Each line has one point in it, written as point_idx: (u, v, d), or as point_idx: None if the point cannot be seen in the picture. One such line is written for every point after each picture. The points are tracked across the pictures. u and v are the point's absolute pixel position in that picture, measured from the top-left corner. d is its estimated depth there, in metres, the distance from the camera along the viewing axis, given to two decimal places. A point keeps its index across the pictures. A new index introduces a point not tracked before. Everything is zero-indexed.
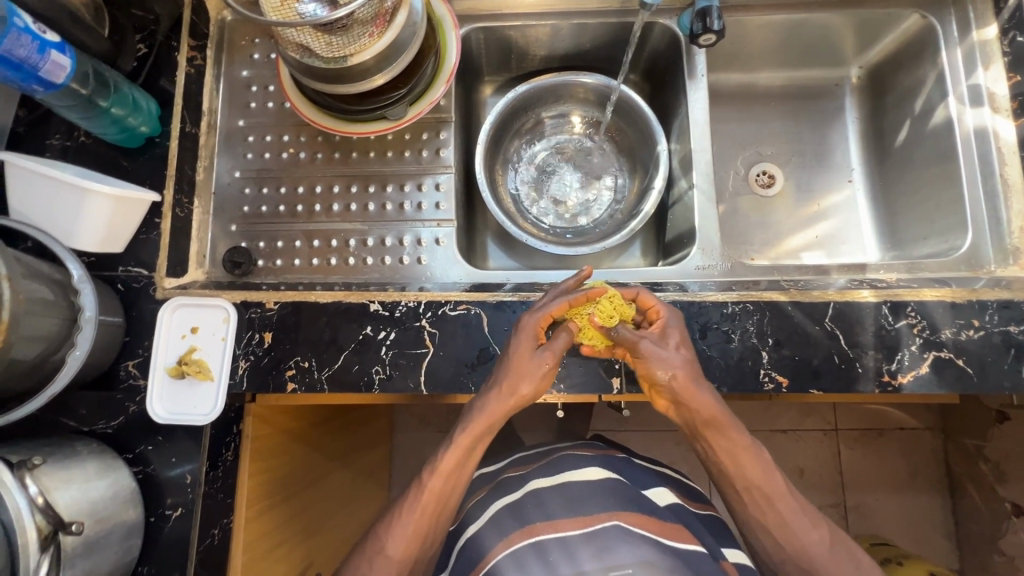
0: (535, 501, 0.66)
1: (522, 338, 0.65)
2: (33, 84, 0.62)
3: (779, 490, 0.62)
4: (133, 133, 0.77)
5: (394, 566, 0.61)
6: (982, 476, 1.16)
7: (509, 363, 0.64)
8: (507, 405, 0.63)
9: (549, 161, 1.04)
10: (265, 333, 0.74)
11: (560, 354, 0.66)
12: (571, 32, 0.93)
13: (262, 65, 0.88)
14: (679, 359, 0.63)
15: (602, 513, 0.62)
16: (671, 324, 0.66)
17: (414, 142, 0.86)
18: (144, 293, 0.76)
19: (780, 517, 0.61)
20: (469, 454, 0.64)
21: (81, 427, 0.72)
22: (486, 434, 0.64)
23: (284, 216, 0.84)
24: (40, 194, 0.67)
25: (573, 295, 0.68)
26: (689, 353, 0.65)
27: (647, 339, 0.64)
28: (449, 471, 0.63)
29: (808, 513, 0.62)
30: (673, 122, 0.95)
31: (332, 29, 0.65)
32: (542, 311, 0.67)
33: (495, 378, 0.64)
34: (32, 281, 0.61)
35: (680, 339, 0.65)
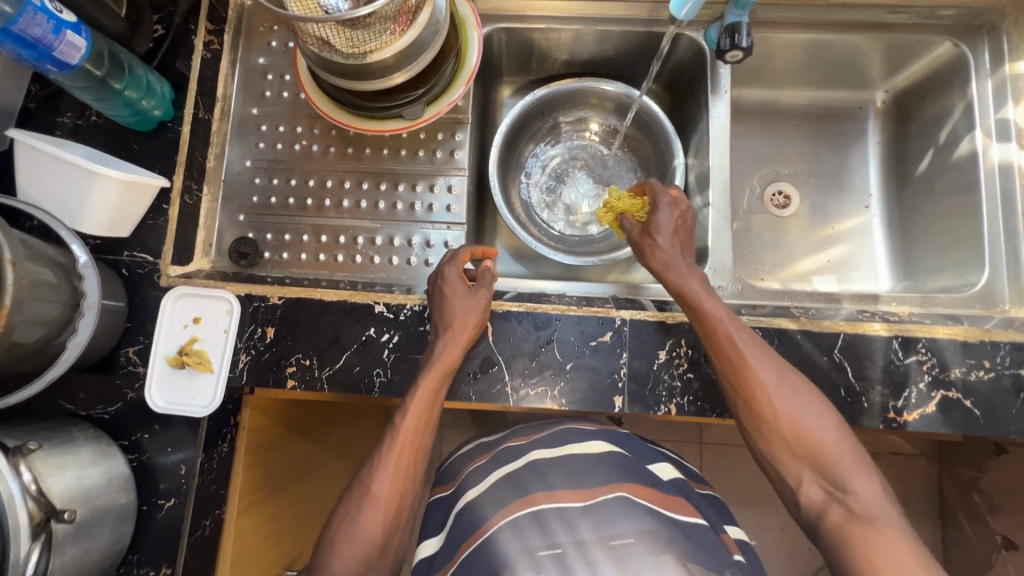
0: (535, 472, 0.63)
1: (449, 282, 0.71)
2: (46, 64, 0.61)
3: (738, 341, 0.64)
4: (146, 116, 0.76)
5: (383, 505, 0.61)
6: (975, 506, 1.16)
7: (447, 306, 0.70)
8: (462, 340, 0.69)
9: (563, 166, 1.03)
10: (268, 328, 0.73)
11: (491, 286, 0.72)
12: (595, 38, 0.91)
13: (279, 54, 0.87)
14: (664, 241, 0.71)
15: (605, 485, 0.60)
16: (663, 212, 0.73)
17: (429, 141, 0.85)
18: (148, 279, 0.75)
19: (741, 366, 0.64)
20: (436, 390, 0.67)
21: (79, 411, 0.72)
22: (448, 374, 0.68)
23: (293, 208, 0.84)
24: (48, 174, 0.66)
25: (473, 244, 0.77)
26: (677, 231, 0.73)
27: (637, 228, 0.75)
28: (419, 410, 0.65)
29: (768, 364, 0.64)
30: (692, 135, 0.94)
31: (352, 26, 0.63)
32: (456, 255, 0.74)
33: (443, 319, 0.69)
34: (35, 265, 0.60)
35: (671, 220, 0.72)
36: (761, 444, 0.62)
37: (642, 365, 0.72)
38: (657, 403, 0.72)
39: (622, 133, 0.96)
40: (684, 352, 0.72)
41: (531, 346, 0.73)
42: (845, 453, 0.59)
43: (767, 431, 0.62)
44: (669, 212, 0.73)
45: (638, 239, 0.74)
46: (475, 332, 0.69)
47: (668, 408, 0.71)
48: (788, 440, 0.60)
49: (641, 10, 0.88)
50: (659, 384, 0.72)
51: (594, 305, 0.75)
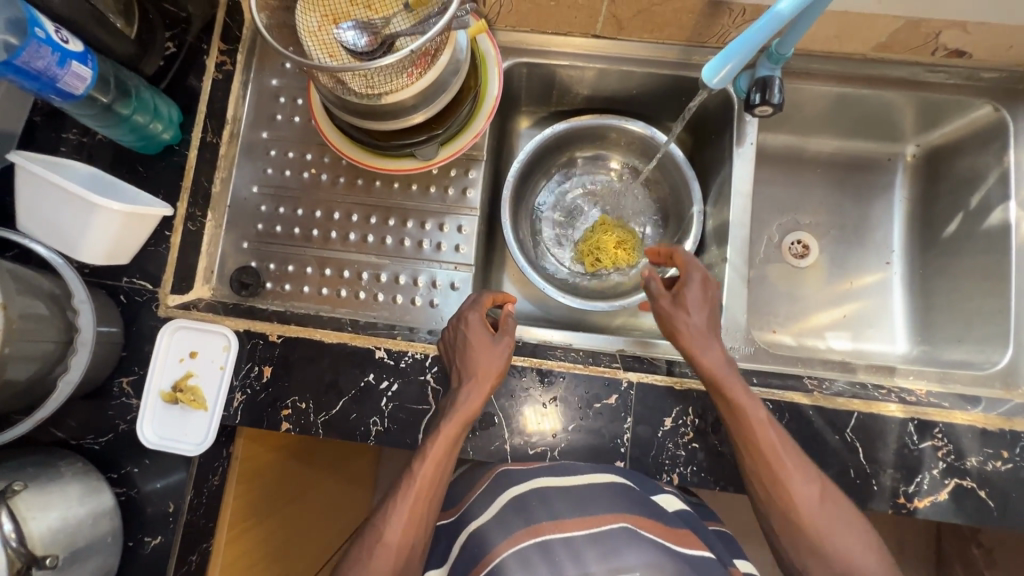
0: (539, 497, 0.62)
1: (472, 329, 0.69)
2: (49, 93, 0.59)
3: (774, 441, 0.63)
4: (153, 140, 0.74)
5: (394, 556, 0.59)
6: (973, 560, 1.07)
7: (470, 354, 0.67)
8: (482, 391, 0.66)
9: (578, 203, 1.00)
10: (265, 367, 0.72)
11: (513, 335, 0.71)
12: (618, 78, 0.88)
13: (293, 77, 0.85)
14: (696, 321, 0.68)
15: (610, 514, 0.59)
16: (693, 286, 0.70)
17: (442, 178, 0.83)
18: (146, 308, 0.73)
19: (777, 469, 0.62)
20: (455, 440, 0.65)
21: (69, 439, 0.71)
22: (467, 425, 0.66)
23: (298, 238, 0.82)
24: (47, 203, 0.65)
25: (493, 290, 0.75)
26: (709, 309, 0.70)
27: (666, 298, 0.71)
28: (437, 458, 0.63)
29: (802, 468, 0.62)
30: (713, 182, 0.91)
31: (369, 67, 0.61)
32: (481, 303, 0.72)
33: (467, 367, 0.67)
34: (27, 298, 0.58)
35: (702, 298, 0.69)
36: (787, 546, 0.61)
37: (645, 431, 0.70)
38: (659, 471, 0.69)
39: (642, 175, 0.94)
40: (690, 421, 0.70)
41: (533, 403, 0.71)
42: (873, 565, 0.59)
43: (796, 537, 0.61)
44: (702, 289, 0.70)
45: (664, 308, 0.71)
46: (497, 380, 0.67)
47: (671, 477, 0.69)
48: (822, 548, 0.59)
49: (670, 53, 0.84)
50: (662, 452, 0.70)
51: (600, 363, 0.73)
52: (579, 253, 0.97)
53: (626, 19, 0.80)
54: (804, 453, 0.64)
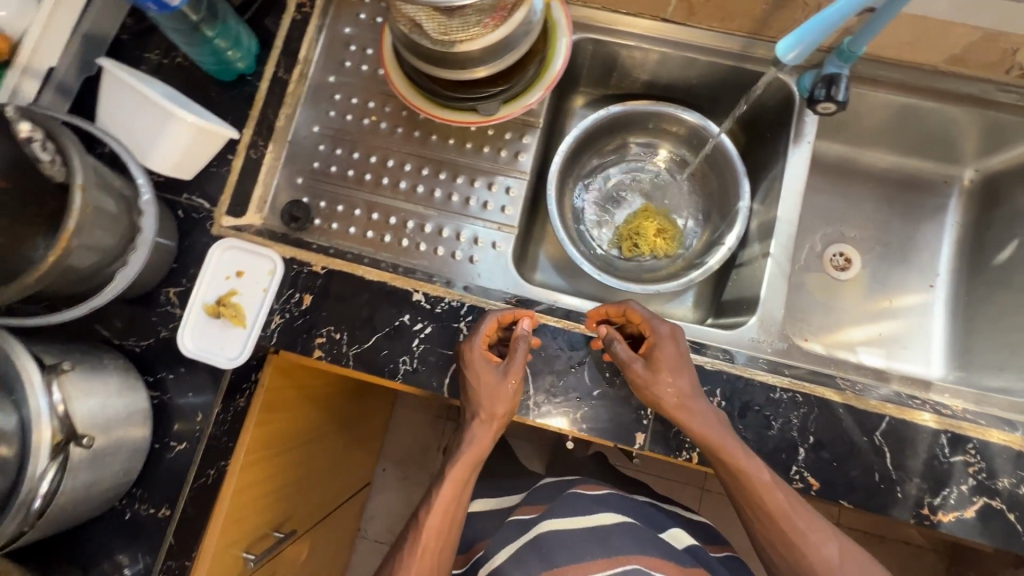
0: (557, 539, 0.71)
1: (478, 370, 0.67)
2: (148, 2, 0.63)
3: (783, 503, 0.62)
4: (228, 67, 0.77)
5: None
6: None
7: (477, 395, 0.67)
8: (492, 428, 0.68)
9: (622, 187, 1.01)
10: (306, 295, 0.74)
11: (520, 366, 0.68)
12: (680, 64, 0.89)
13: (365, 27, 0.88)
14: (676, 385, 0.65)
15: (621, 555, 0.69)
16: (663, 345, 0.67)
17: (496, 139, 0.85)
18: (201, 225, 0.76)
19: (789, 532, 0.61)
20: (466, 481, 0.67)
21: (113, 339, 0.74)
22: (475, 464, 0.68)
23: (351, 180, 0.84)
24: (127, 109, 0.69)
25: (499, 310, 0.70)
26: (685, 367, 0.67)
27: (641, 362, 0.66)
28: (444, 508, 0.65)
29: (817, 528, 0.61)
30: (763, 179, 0.90)
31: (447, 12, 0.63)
32: (480, 335, 0.68)
33: (473, 410, 0.68)
34: (103, 186, 0.61)
35: (676, 356, 0.67)
36: None
37: None
38: (679, 448, 0.69)
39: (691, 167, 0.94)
40: (716, 403, 0.69)
41: (560, 365, 0.72)
42: None
43: None
44: (672, 346, 0.68)
45: (639, 375, 0.66)
46: (505, 418, 0.68)
47: (690, 456, 0.69)
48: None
49: (735, 44, 0.85)
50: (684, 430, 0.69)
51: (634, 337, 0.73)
52: (618, 237, 0.99)
53: (698, 4, 0.80)
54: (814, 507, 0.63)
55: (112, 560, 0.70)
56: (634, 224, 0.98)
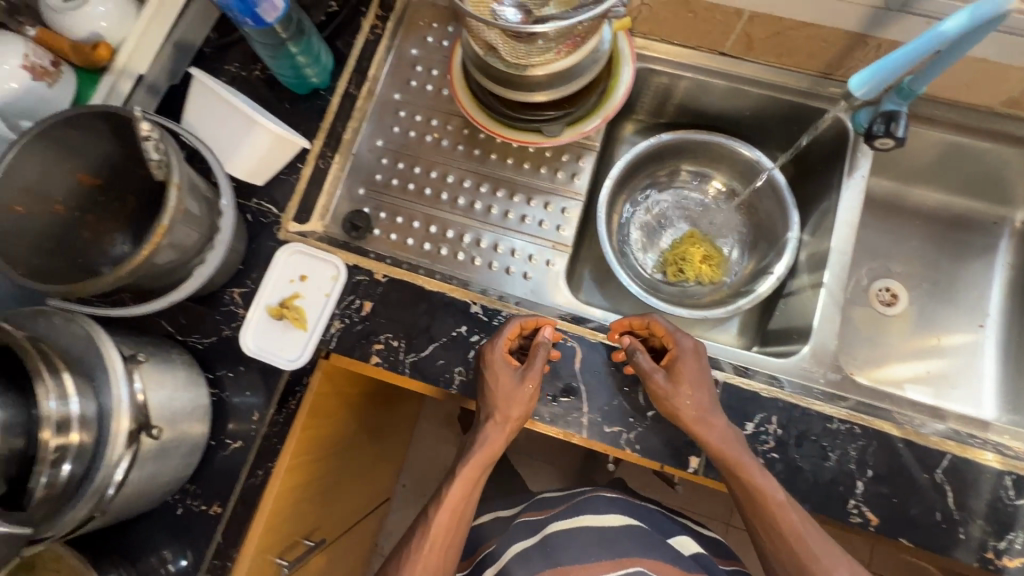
0: (563, 541, 0.75)
1: (497, 373, 0.69)
2: (246, 18, 0.67)
3: (795, 523, 0.62)
4: (304, 81, 0.81)
5: None
6: None
7: (492, 397, 0.69)
8: (505, 431, 0.69)
9: (670, 213, 1.02)
10: (366, 302, 0.75)
11: (539, 371, 0.69)
12: (735, 97, 0.91)
13: (432, 49, 0.92)
14: (695, 399, 0.66)
15: (625, 557, 0.73)
16: (684, 359, 0.69)
17: (553, 160, 0.88)
18: (268, 229, 0.79)
19: (799, 551, 0.62)
20: (476, 479, 0.70)
21: (177, 334, 0.76)
22: (485, 465, 0.71)
23: (411, 193, 0.87)
24: (215, 116, 0.73)
25: (522, 316, 0.72)
26: (704, 382, 0.68)
27: (662, 374, 0.67)
28: (453, 505, 0.68)
29: (828, 550, 0.62)
30: (813, 211, 0.91)
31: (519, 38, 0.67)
32: (502, 339, 0.70)
33: (486, 411, 0.69)
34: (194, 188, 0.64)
35: (696, 371, 0.68)
36: None
37: None
38: None
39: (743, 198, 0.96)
40: (772, 430, 0.69)
41: (614, 384, 0.72)
42: None
43: None
44: (694, 361, 0.69)
45: (658, 386, 0.67)
46: (518, 422, 0.69)
47: None
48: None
49: (793, 79, 0.87)
50: None
51: None
52: (663, 261, 1.00)
53: (758, 40, 0.82)
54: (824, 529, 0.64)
55: (158, 555, 0.70)
56: (681, 249, 0.99)
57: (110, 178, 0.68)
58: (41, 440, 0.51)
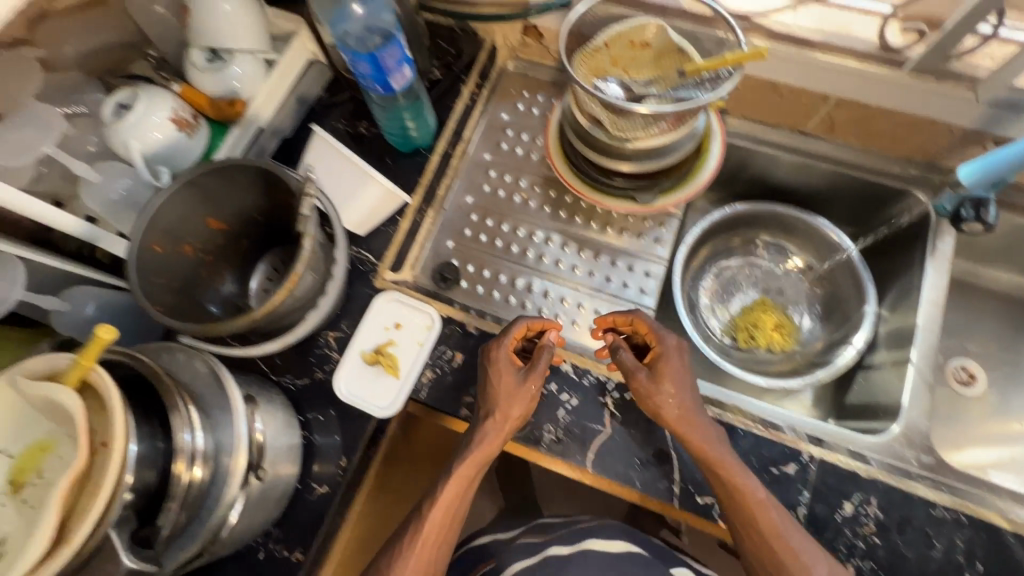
0: (564, 564, 0.75)
1: (501, 370, 0.70)
2: (377, 85, 0.72)
3: (775, 521, 0.64)
4: (409, 140, 0.86)
5: None
6: None
7: (494, 394, 0.70)
8: (504, 431, 0.69)
9: (739, 280, 1.03)
10: (458, 353, 0.78)
11: (541, 371, 0.71)
12: (813, 174, 0.95)
13: (522, 116, 0.97)
14: (676, 396, 0.69)
15: None
16: (667, 356, 0.71)
17: (636, 225, 0.92)
18: (365, 277, 0.82)
19: (780, 553, 0.63)
20: (469, 480, 0.70)
21: (271, 374, 0.78)
22: (479, 467, 0.70)
23: (498, 249, 0.90)
24: (333, 171, 0.79)
25: (530, 318, 0.75)
26: (684, 379, 0.71)
27: (644, 372, 0.70)
28: (447, 500, 0.68)
29: (811, 551, 0.63)
30: (891, 286, 0.92)
31: (625, 116, 0.72)
32: (507, 338, 0.72)
33: (487, 409, 0.70)
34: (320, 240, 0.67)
35: (678, 368, 0.71)
36: None
37: (823, 511, 0.70)
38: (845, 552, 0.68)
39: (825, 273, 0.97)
40: (872, 513, 0.70)
41: None
42: None
43: None
44: (680, 362, 0.72)
45: (641, 383, 0.70)
46: (518, 422, 0.70)
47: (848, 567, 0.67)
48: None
49: (873, 161, 0.90)
50: (839, 536, 0.69)
51: (783, 434, 0.74)
52: (734, 327, 1.00)
53: (840, 123, 0.86)
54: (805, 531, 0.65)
55: None
56: (754, 318, 0.99)
57: (234, 223, 0.74)
58: (174, 472, 0.53)
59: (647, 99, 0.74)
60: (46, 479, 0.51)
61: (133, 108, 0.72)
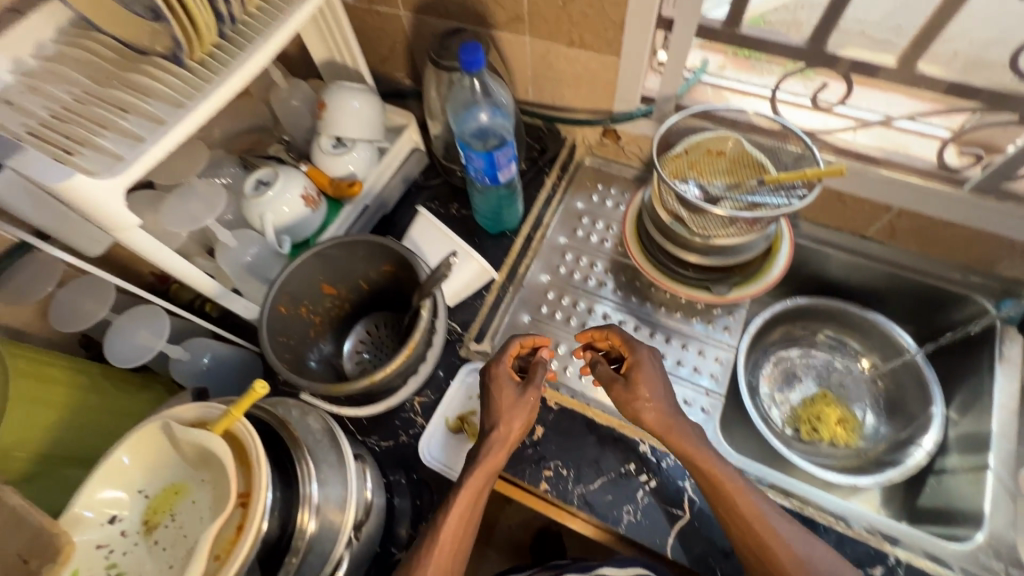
0: None
1: (501, 385, 0.72)
2: (487, 177, 0.81)
3: (753, 503, 0.66)
4: (500, 224, 0.95)
5: None
6: None
7: (497, 409, 0.71)
8: (508, 443, 0.70)
9: (799, 371, 1.05)
10: (538, 426, 0.81)
11: (539, 385, 0.72)
12: (873, 274, 0.99)
13: (596, 205, 1.05)
14: (653, 404, 0.70)
15: None
16: (643, 366, 0.72)
17: (705, 312, 0.97)
18: (451, 346, 0.87)
19: (770, 542, 0.64)
20: (478, 492, 0.69)
21: (357, 434, 0.81)
22: (488, 480, 0.70)
23: (572, 327, 0.95)
24: (432, 245, 0.86)
25: (522, 336, 0.77)
26: (661, 388, 0.71)
27: (620, 382, 0.72)
28: (461, 513, 0.68)
29: (793, 534, 0.65)
30: (959, 389, 0.94)
31: (706, 216, 0.80)
32: (505, 354, 0.74)
33: (491, 422, 0.71)
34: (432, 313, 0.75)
35: (654, 378, 0.71)
36: None
37: None
38: None
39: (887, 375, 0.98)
40: None
41: None
42: None
43: None
44: (653, 362, 0.73)
45: (620, 394, 0.72)
46: (521, 435, 0.71)
47: None
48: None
49: (932, 266, 0.95)
50: None
51: (864, 533, 0.73)
52: (797, 418, 1.00)
53: (901, 231, 0.93)
54: (784, 514, 0.67)
55: None
56: (820, 412, 0.99)
57: (344, 289, 0.81)
58: (298, 524, 0.57)
59: (723, 201, 0.82)
60: (179, 521, 0.56)
61: (272, 184, 0.81)
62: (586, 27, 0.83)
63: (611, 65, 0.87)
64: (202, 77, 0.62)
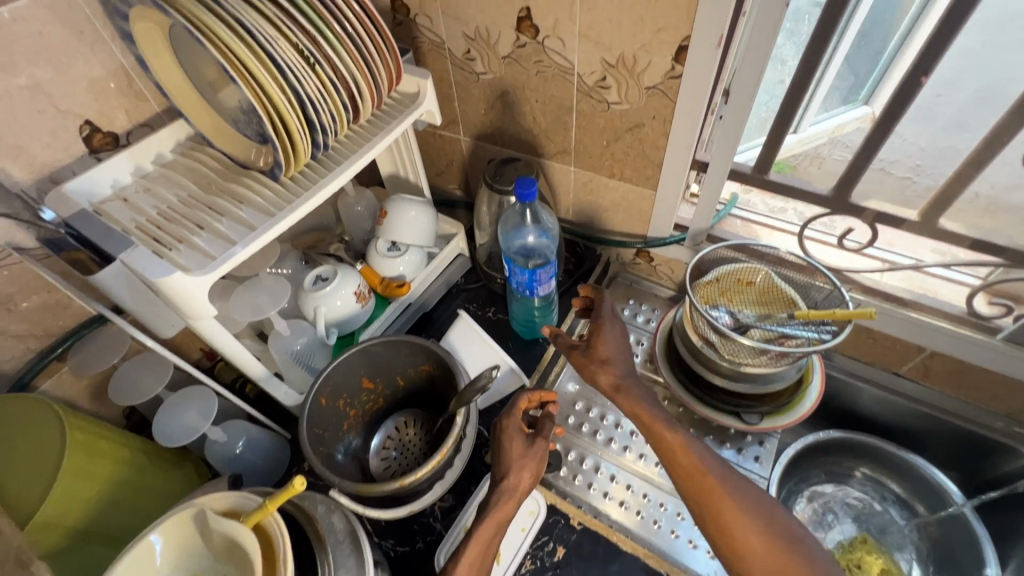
0: None
1: (512, 435, 0.73)
2: (528, 290, 0.87)
3: (681, 440, 0.71)
4: (532, 329, 0.99)
5: None
6: None
7: (506, 459, 0.72)
8: (517, 493, 0.70)
9: (832, 509, 1.00)
10: (560, 546, 0.78)
11: (548, 437, 0.74)
12: (910, 414, 0.98)
13: (627, 319, 1.09)
14: (609, 367, 0.80)
15: None
16: (602, 328, 0.84)
17: (736, 438, 0.95)
18: (478, 450, 0.87)
19: (701, 479, 0.68)
20: (491, 535, 0.68)
21: (374, 535, 0.80)
22: (498, 530, 0.68)
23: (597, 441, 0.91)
24: (468, 348, 0.90)
25: (531, 389, 0.79)
26: (618, 350, 0.82)
27: (580, 349, 0.84)
28: (474, 554, 0.65)
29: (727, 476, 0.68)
30: (1014, 551, 0.88)
31: (736, 344, 0.82)
32: (516, 405, 0.75)
33: (502, 471, 0.71)
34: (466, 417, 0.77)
35: (612, 339, 0.83)
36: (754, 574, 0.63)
37: None
38: None
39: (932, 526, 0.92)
40: None
41: None
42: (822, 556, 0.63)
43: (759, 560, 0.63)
44: (612, 326, 0.84)
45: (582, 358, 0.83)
46: (530, 485, 0.71)
47: None
48: (764, 564, 0.63)
49: (971, 412, 0.93)
50: None
51: None
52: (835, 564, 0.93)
53: (936, 371, 0.92)
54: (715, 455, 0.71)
55: None
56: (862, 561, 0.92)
57: (381, 382, 0.84)
58: None
59: (752, 330, 0.85)
60: None
61: (330, 280, 0.88)
62: (626, 164, 0.92)
63: (648, 196, 0.96)
64: (293, 193, 0.72)
